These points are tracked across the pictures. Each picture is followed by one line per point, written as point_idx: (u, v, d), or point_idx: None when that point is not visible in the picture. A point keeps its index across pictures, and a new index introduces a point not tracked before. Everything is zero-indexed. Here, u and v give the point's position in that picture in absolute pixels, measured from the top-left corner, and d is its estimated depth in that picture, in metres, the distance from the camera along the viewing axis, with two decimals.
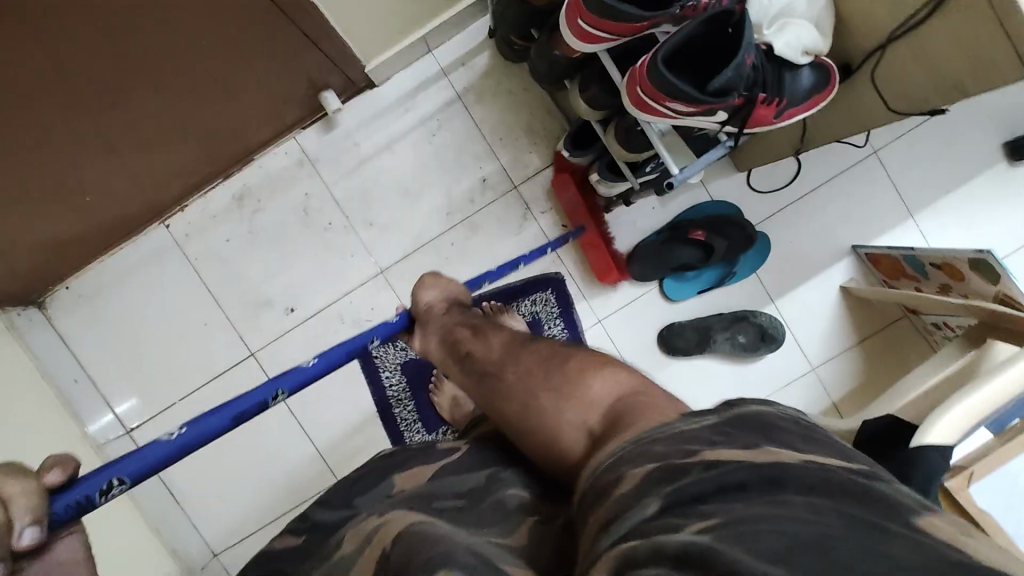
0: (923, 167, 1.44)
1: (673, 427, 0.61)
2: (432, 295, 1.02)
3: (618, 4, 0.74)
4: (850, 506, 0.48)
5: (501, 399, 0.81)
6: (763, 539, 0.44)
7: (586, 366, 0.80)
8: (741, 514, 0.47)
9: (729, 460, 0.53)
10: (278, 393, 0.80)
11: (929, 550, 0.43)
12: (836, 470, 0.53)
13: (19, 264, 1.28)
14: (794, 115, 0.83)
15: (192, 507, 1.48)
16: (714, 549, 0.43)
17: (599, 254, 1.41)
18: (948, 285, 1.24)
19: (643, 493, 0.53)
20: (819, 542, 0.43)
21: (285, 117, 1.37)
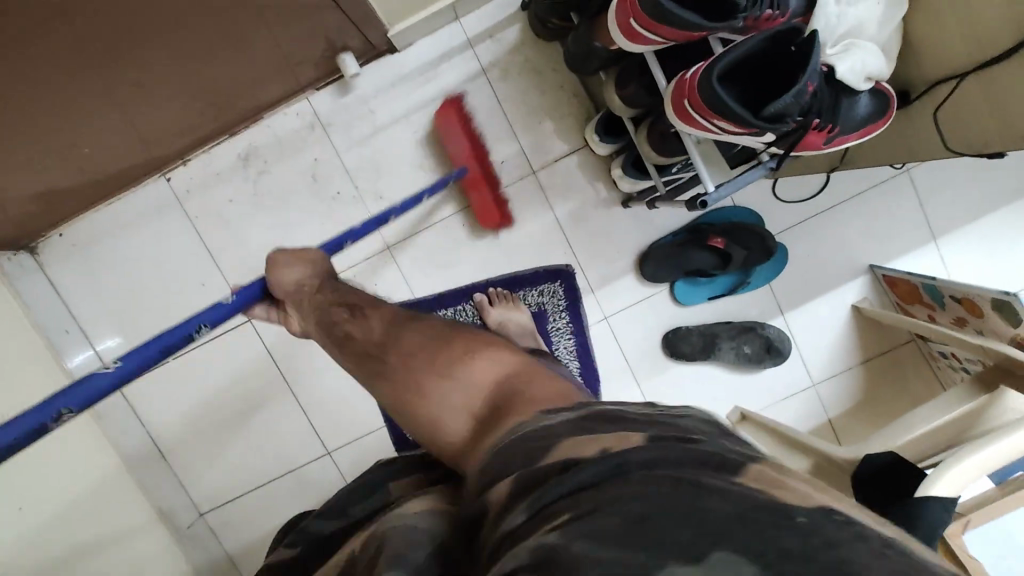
0: (955, 190, 1.39)
1: (534, 420, 0.56)
2: (293, 278, 0.83)
3: (676, 10, 0.68)
4: (690, 472, 0.42)
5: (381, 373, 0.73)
6: (598, 524, 0.37)
7: (454, 348, 0.73)
8: (591, 503, 0.40)
9: (590, 458, 0.45)
10: (61, 415, 0.63)
11: (748, 500, 0.38)
12: (678, 443, 0.46)
13: (10, 210, 1.22)
14: (842, 143, 0.78)
15: (180, 468, 1.48)
16: (563, 549, 0.36)
17: (481, 195, 1.36)
18: (964, 318, 1.22)
19: (510, 505, 0.45)
20: (651, 517, 0.37)
21: (299, 77, 1.30)
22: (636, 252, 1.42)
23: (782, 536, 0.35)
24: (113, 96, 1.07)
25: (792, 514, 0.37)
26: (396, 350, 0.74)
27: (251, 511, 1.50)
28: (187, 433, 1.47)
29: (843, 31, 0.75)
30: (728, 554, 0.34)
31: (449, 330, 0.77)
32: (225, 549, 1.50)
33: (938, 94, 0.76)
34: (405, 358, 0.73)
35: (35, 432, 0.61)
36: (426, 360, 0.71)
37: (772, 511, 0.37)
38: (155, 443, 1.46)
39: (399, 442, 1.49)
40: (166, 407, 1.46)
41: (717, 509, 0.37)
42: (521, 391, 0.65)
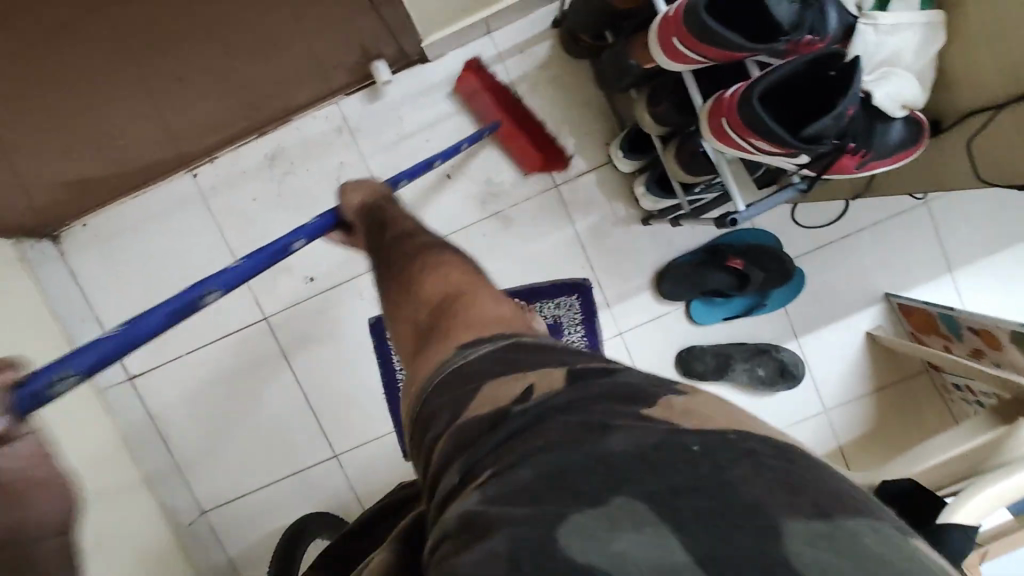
0: (973, 224, 1.40)
1: (459, 357, 0.50)
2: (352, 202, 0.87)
3: (721, 28, 0.69)
4: (598, 409, 0.42)
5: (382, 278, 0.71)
6: (515, 480, 0.37)
7: (442, 263, 0.67)
8: (511, 459, 0.39)
9: (514, 406, 0.43)
10: (209, 291, 0.71)
11: (651, 435, 0.38)
12: (588, 381, 0.45)
13: (38, 198, 1.23)
14: (875, 169, 0.79)
15: (186, 464, 1.47)
16: (484, 512, 0.35)
17: (519, 144, 1.36)
18: (981, 350, 1.23)
19: (445, 466, 0.43)
20: (566, 470, 0.37)
21: (332, 81, 1.32)
22: (653, 269, 1.43)
23: (674, 471, 0.36)
24: (149, 90, 1.09)
25: (687, 443, 0.38)
26: (388, 259, 0.73)
27: (254, 512, 1.49)
28: (192, 427, 1.46)
29: (880, 58, 0.76)
30: (631, 497, 0.35)
31: (455, 249, 0.72)
32: (225, 549, 1.49)
33: (974, 123, 0.77)
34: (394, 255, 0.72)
35: (191, 300, 0.68)
36: (411, 269, 0.68)
37: (674, 442, 0.38)
38: (163, 439, 1.46)
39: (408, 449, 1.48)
40: (176, 403, 1.46)
41: (620, 447, 0.38)
42: (474, 312, 0.57)
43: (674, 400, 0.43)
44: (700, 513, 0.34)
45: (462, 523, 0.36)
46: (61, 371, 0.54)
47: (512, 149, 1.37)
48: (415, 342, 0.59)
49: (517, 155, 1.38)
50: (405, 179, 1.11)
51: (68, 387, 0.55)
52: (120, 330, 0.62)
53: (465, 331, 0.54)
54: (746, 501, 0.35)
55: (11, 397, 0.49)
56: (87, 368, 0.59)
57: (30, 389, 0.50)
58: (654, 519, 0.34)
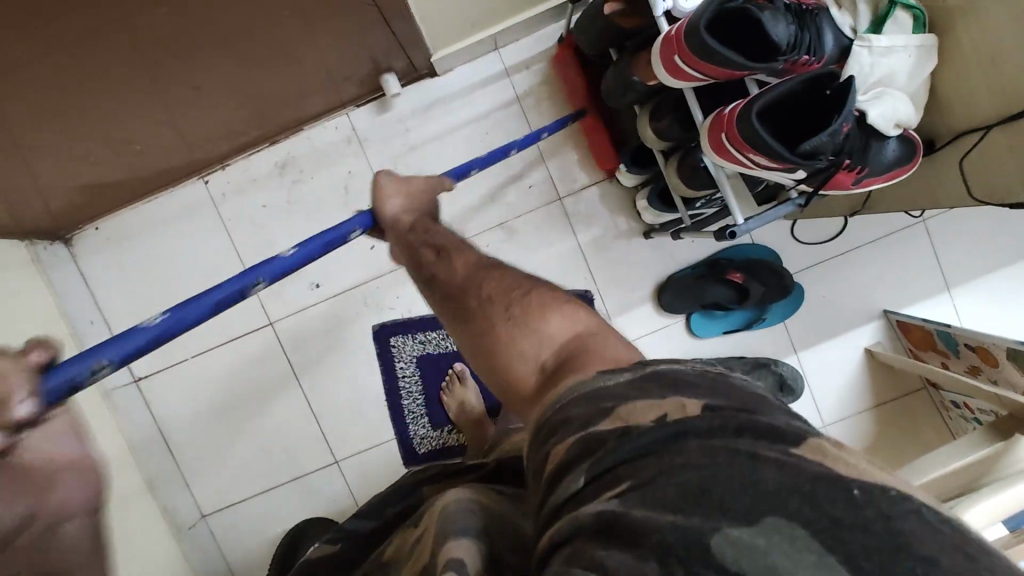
0: (970, 243, 1.42)
1: (597, 380, 0.51)
2: (394, 213, 0.84)
3: (720, 47, 0.71)
4: (739, 433, 0.44)
5: (459, 314, 0.68)
6: (658, 494, 0.41)
7: (536, 299, 0.65)
8: (649, 473, 0.42)
9: (647, 424, 0.45)
10: (258, 282, 0.73)
11: (809, 471, 0.41)
12: (733, 412, 0.46)
13: (54, 201, 1.26)
14: (870, 185, 0.82)
15: (189, 466, 1.48)
16: (625, 516, 0.40)
17: (598, 138, 1.36)
18: (978, 367, 1.24)
19: (571, 462, 0.46)
20: (708, 485, 0.40)
21: (342, 93, 1.35)
22: (655, 281, 1.44)
23: (833, 505, 0.39)
24: (168, 99, 1.12)
25: (849, 486, 0.40)
26: (474, 294, 0.69)
27: (252, 517, 1.50)
28: (194, 429, 1.48)
29: (875, 79, 0.78)
30: (778, 520, 0.38)
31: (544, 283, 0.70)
32: (222, 553, 1.49)
33: (966, 143, 0.80)
34: (479, 287, 0.69)
35: (236, 292, 0.70)
36: (511, 305, 0.65)
37: (834, 483, 0.40)
38: (165, 440, 1.47)
39: (408, 457, 1.49)
40: (178, 406, 1.47)
41: (767, 477, 0.40)
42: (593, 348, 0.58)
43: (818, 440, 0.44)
44: (866, 553, 0.37)
45: (604, 522, 0.40)
46: (88, 365, 0.57)
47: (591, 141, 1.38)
48: (538, 384, 0.58)
49: (594, 148, 1.38)
50: (474, 170, 1.13)
51: (98, 377, 0.59)
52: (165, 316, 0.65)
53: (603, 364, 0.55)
54: (919, 553, 0.37)
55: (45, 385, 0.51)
56: (133, 349, 0.62)
57: (62, 374, 0.53)
58: (815, 547, 0.38)
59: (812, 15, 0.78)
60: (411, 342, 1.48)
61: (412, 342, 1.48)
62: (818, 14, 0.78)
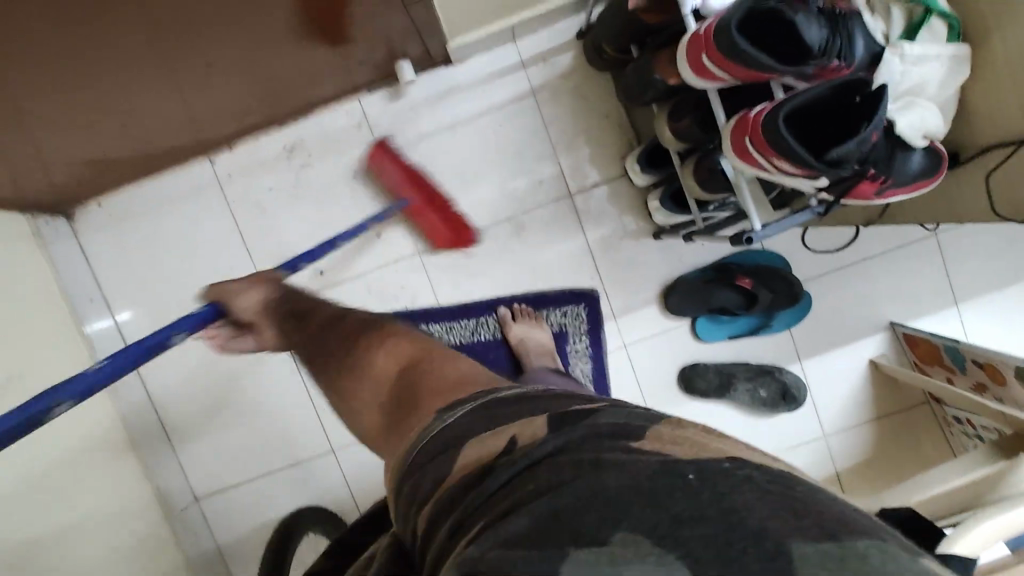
0: (981, 259, 1.41)
1: (436, 417, 0.53)
2: (249, 305, 0.82)
3: (749, 47, 0.69)
4: (586, 446, 0.40)
5: (323, 369, 0.71)
6: (510, 526, 0.35)
7: (381, 342, 0.70)
8: (502, 509, 0.38)
9: (500, 458, 0.42)
10: (51, 408, 0.66)
11: (645, 468, 0.36)
12: (578, 426, 0.43)
13: (57, 176, 1.24)
14: (893, 196, 0.80)
15: (183, 448, 1.47)
16: (477, 558, 0.33)
17: (428, 221, 1.38)
18: (985, 384, 1.24)
19: (436, 520, 0.42)
20: (556, 510, 0.35)
21: (354, 78, 1.32)
22: (661, 283, 1.43)
23: (672, 497, 0.34)
24: (174, 76, 1.09)
25: (686, 472, 0.36)
26: (325, 356, 0.72)
27: (246, 502, 1.49)
28: (190, 411, 1.46)
29: (904, 88, 0.76)
30: (628, 533, 0.32)
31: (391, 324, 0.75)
32: (215, 537, 1.49)
33: (992, 159, 0.78)
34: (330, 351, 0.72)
35: (27, 418, 0.64)
36: (355, 358, 0.69)
37: (673, 472, 0.35)
38: (162, 422, 1.46)
39: None
40: (177, 388, 1.46)
41: (611, 481, 0.35)
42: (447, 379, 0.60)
43: (688, 437, 0.42)
44: (702, 541, 0.31)
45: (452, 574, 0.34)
46: None
47: (423, 223, 1.39)
48: (393, 422, 0.60)
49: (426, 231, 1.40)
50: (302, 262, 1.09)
51: None
52: None
53: (438, 395, 0.57)
54: (751, 527, 0.32)
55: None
56: None
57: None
58: (660, 552, 0.31)
59: (845, 19, 0.76)
60: None
61: None
62: (850, 17, 0.76)
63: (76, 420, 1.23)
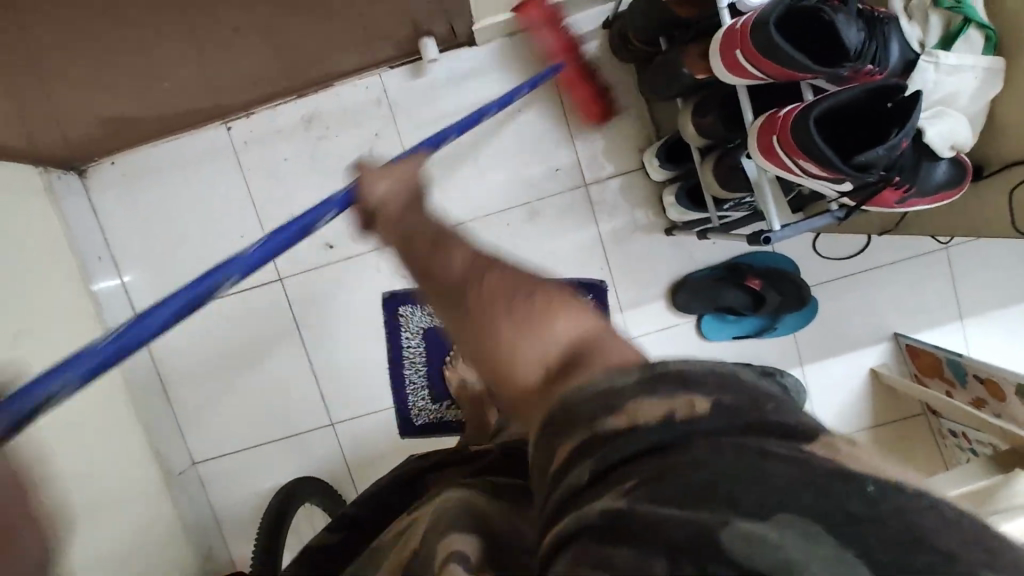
0: (990, 275, 1.42)
1: (602, 380, 0.43)
2: (380, 191, 0.75)
3: (786, 47, 0.69)
4: (749, 425, 0.39)
5: (463, 296, 0.55)
6: (665, 491, 0.36)
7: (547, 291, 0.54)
8: (653, 473, 0.37)
9: (652, 420, 0.40)
10: (224, 281, 0.72)
11: (817, 463, 0.36)
12: (753, 407, 0.40)
13: (73, 132, 1.23)
14: (914, 206, 0.80)
15: (183, 411, 1.48)
16: (631, 510, 0.35)
17: (581, 91, 1.35)
18: (983, 399, 1.26)
19: (568, 460, 0.41)
20: (715, 480, 0.35)
21: (377, 53, 1.31)
22: (671, 280, 1.44)
23: (849, 499, 0.35)
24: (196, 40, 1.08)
25: (873, 481, 0.36)
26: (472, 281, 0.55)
27: (243, 469, 1.50)
28: (192, 375, 1.47)
29: (936, 98, 0.76)
30: (796, 516, 0.34)
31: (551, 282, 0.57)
32: (211, 501, 1.51)
33: (1013, 177, 0.78)
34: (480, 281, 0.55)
35: (204, 291, 0.69)
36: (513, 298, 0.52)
37: (847, 476, 0.36)
38: (163, 384, 1.47)
39: (404, 427, 1.49)
40: (181, 351, 1.46)
41: (779, 470, 0.36)
42: (610, 351, 0.48)
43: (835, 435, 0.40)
44: (889, 546, 0.33)
45: (605, 523, 0.35)
46: (48, 389, 0.57)
47: (572, 94, 1.36)
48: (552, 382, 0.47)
49: (578, 103, 1.37)
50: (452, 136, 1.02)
51: (63, 398, 0.59)
52: (127, 327, 0.63)
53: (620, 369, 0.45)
54: (940, 547, 0.33)
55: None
56: (103, 363, 0.61)
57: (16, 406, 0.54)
58: (831, 541, 0.33)
59: (882, 24, 0.76)
60: (420, 313, 1.47)
61: (421, 314, 1.47)
62: (886, 22, 0.76)
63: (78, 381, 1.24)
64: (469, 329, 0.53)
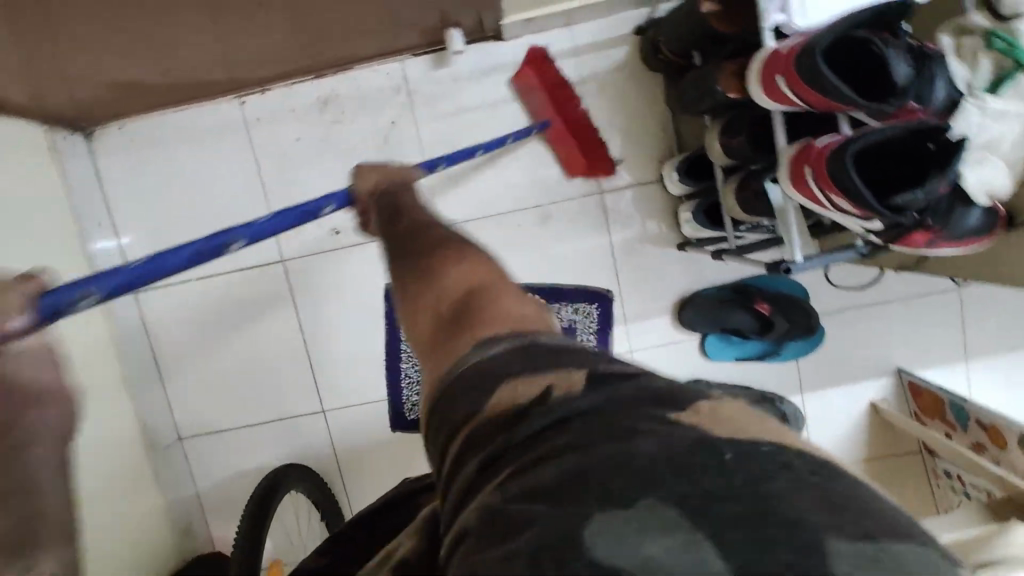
0: (999, 320, 1.40)
1: (470, 357, 0.47)
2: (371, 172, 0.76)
3: (831, 77, 0.67)
4: (621, 409, 0.39)
5: (392, 257, 0.63)
6: (536, 480, 0.35)
7: (457, 249, 0.60)
8: (530, 460, 0.37)
9: (532, 407, 0.40)
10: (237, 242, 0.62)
11: (681, 441, 0.35)
12: (617, 385, 0.41)
13: (81, 93, 1.19)
14: (942, 249, 0.78)
15: (172, 385, 1.45)
16: (500, 511, 0.34)
17: (568, 146, 1.35)
18: (983, 445, 1.24)
19: (461, 457, 0.42)
20: (582, 469, 0.34)
21: (402, 39, 1.28)
22: (678, 296, 1.41)
23: (704, 475, 0.33)
24: None
25: (721, 451, 0.35)
26: (409, 245, 0.63)
27: (230, 450, 1.48)
28: (184, 349, 1.44)
29: (980, 141, 0.73)
30: (657, 502, 0.32)
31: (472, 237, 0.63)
32: (193, 480, 1.48)
33: None
34: (412, 241, 0.63)
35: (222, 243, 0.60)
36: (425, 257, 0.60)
37: (708, 451, 0.35)
38: (154, 358, 1.44)
39: (397, 421, 1.47)
40: (175, 326, 1.43)
41: (641, 449, 0.35)
42: (499, 298, 0.53)
43: (706, 405, 0.40)
44: (739, 524, 0.31)
45: (482, 521, 0.35)
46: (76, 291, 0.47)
47: (560, 148, 1.37)
48: (435, 335, 0.53)
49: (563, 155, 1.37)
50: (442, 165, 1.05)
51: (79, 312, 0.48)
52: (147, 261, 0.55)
53: (484, 328, 0.50)
54: (795, 518, 0.31)
55: (34, 304, 0.44)
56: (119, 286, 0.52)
57: (57, 296, 0.45)
58: (686, 526, 0.31)
59: (931, 62, 0.73)
60: None
61: None
62: (937, 61, 0.74)
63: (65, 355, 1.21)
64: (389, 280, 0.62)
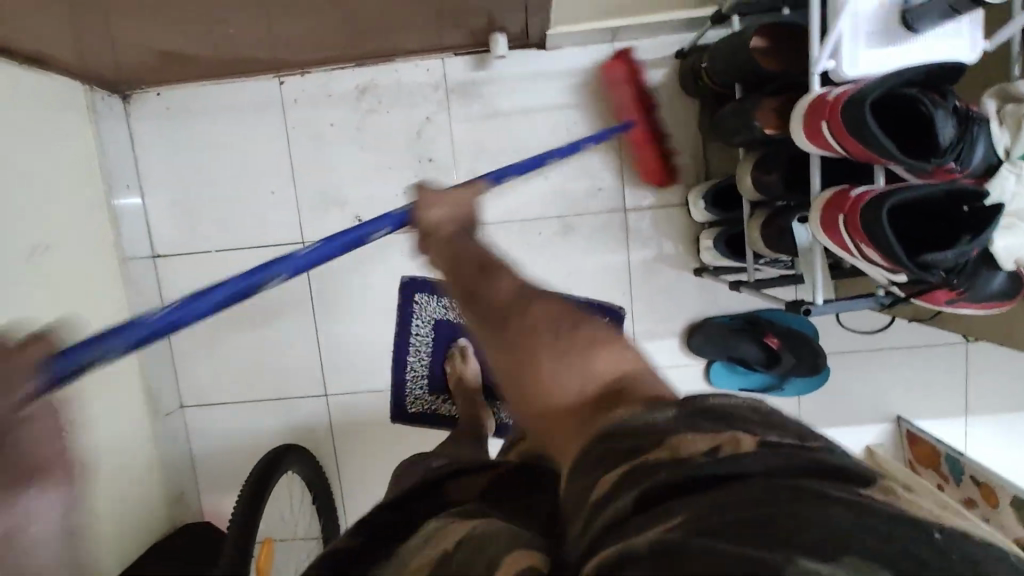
0: (1003, 379, 1.41)
1: (646, 416, 0.48)
2: (436, 216, 0.76)
3: (875, 129, 0.68)
4: (805, 473, 0.40)
5: (509, 324, 0.59)
6: (711, 521, 0.36)
7: (590, 323, 0.59)
8: (705, 505, 0.38)
9: (699, 458, 0.42)
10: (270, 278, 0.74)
11: (884, 514, 0.37)
12: (795, 453, 0.42)
13: (125, 61, 1.20)
14: (961, 308, 0.80)
15: (180, 352, 1.47)
16: (685, 543, 0.35)
17: (644, 152, 1.34)
18: (974, 501, 1.25)
19: (615, 491, 0.43)
20: (775, 519, 0.35)
21: (446, 39, 1.29)
22: (689, 320, 1.43)
23: (915, 545, 0.35)
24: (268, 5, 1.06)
25: (929, 529, 0.37)
26: (522, 315, 0.59)
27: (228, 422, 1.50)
28: None
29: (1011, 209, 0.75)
30: (859, 557, 0.34)
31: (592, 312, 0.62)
32: (190, 446, 1.50)
33: None
34: (529, 307, 0.60)
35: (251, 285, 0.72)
36: (562, 327, 0.57)
37: (914, 527, 0.36)
38: None
39: (397, 413, 1.48)
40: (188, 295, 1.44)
41: (835, 512, 0.36)
42: (646, 377, 0.55)
43: (888, 485, 0.42)
44: None
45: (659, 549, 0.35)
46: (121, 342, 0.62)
47: (638, 155, 1.36)
48: (587, 409, 0.52)
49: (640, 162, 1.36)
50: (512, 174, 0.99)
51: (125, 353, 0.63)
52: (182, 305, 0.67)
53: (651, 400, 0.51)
54: None
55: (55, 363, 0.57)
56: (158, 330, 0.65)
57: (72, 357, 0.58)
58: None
59: (974, 123, 0.74)
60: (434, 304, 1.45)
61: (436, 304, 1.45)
62: (979, 123, 0.75)
63: (81, 312, 1.23)
64: (511, 346, 0.58)
